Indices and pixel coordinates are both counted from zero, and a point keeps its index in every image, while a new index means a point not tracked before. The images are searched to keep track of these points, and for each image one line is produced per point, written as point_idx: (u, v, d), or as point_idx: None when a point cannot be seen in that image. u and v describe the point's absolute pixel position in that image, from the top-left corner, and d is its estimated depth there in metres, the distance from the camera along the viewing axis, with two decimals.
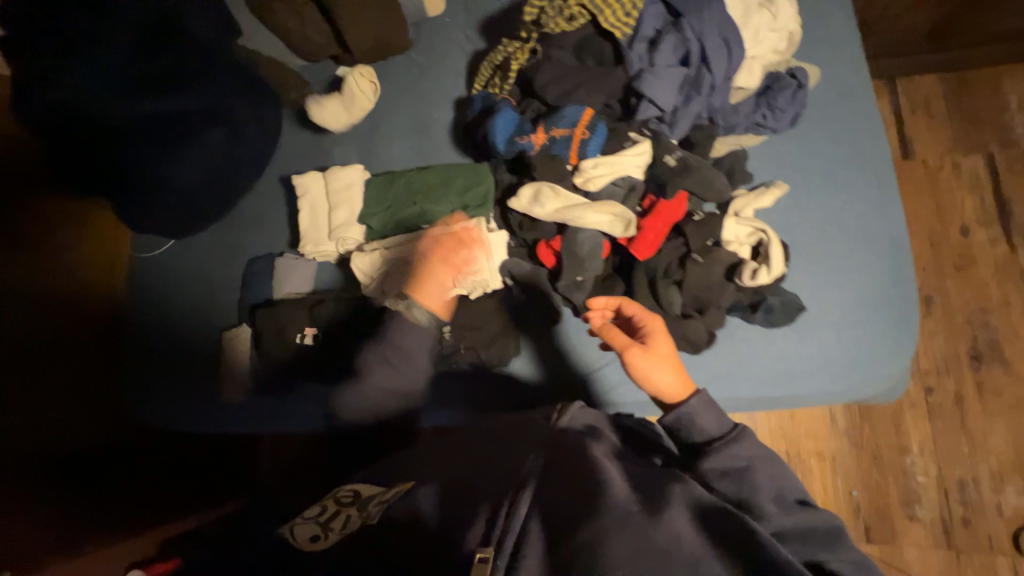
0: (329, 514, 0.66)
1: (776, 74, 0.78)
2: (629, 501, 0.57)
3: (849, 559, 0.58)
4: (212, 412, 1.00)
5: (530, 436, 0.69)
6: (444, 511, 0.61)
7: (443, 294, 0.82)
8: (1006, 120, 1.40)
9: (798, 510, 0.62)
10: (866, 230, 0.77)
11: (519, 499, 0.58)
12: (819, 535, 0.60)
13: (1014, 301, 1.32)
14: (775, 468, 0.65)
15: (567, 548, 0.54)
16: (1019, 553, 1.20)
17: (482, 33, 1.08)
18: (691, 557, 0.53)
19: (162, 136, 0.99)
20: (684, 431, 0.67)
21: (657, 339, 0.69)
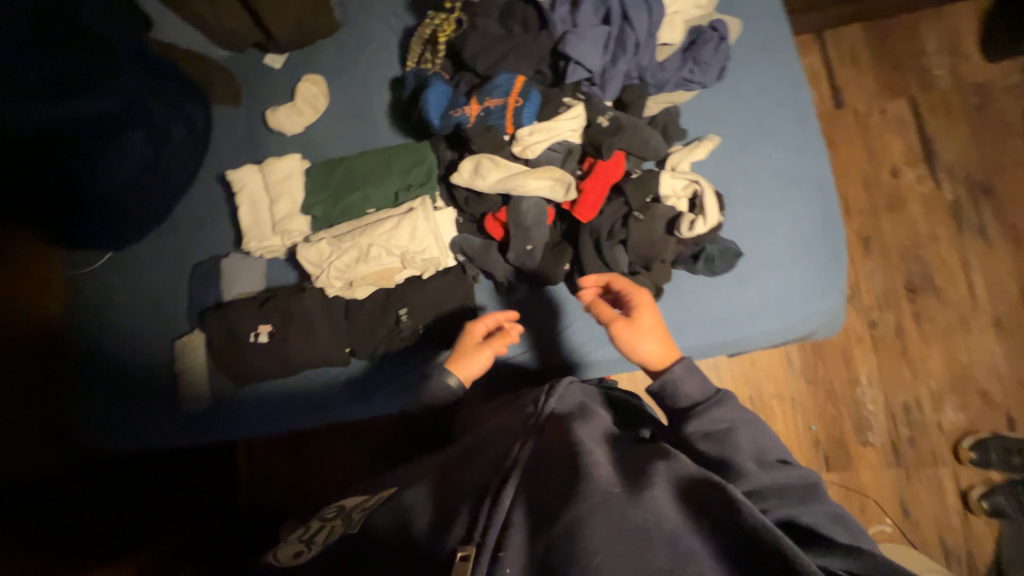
0: (314, 531, 0.68)
1: (699, 29, 0.80)
2: (609, 483, 0.54)
3: (828, 515, 0.56)
4: (174, 424, 0.97)
5: (516, 428, 0.67)
6: (435, 516, 0.58)
7: (477, 369, 0.77)
8: (926, 64, 1.48)
9: (778, 467, 0.60)
10: (794, 175, 0.81)
11: (501, 492, 0.54)
12: (798, 491, 0.58)
13: (942, 233, 1.41)
14: (757, 429, 0.64)
15: (544, 537, 0.49)
16: (959, 464, 1.31)
17: (410, 7, 1.04)
18: (670, 532, 0.48)
19: (80, 139, 0.92)
20: (670, 398, 0.66)
21: (641, 311, 0.70)
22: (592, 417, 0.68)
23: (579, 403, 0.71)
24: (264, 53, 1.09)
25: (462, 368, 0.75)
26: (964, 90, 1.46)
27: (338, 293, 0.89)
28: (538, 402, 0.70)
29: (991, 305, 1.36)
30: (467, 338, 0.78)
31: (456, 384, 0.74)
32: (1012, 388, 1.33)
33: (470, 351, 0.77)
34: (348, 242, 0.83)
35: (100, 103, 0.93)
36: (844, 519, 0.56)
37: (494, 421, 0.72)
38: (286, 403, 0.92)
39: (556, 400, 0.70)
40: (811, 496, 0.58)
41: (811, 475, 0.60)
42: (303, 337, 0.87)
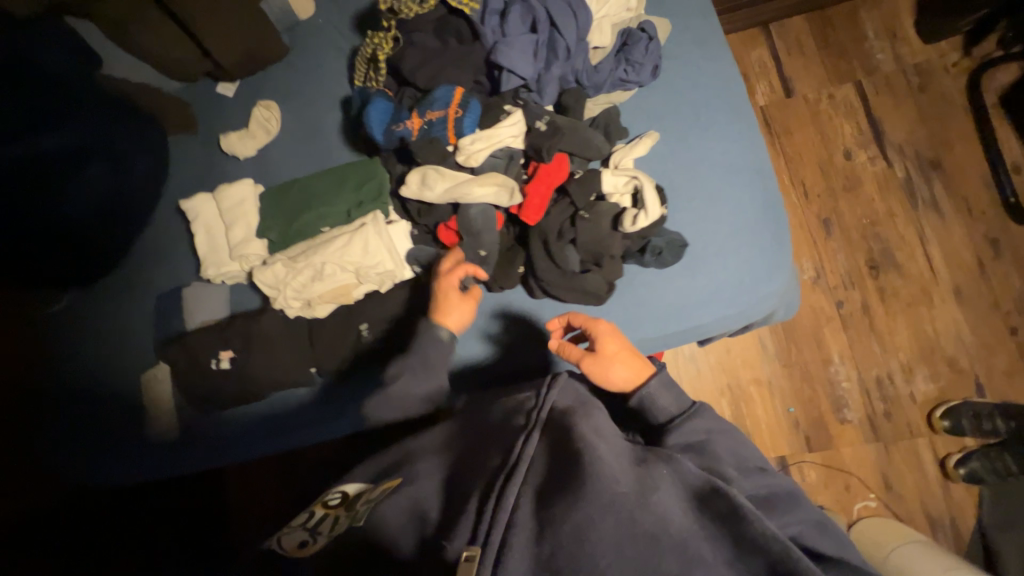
0: (318, 518, 0.69)
1: (628, 30, 0.83)
2: (617, 483, 0.56)
3: (807, 517, 0.63)
4: (146, 461, 0.95)
5: (517, 424, 0.68)
6: (445, 507, 0.60)
7: (464, 314, 0.79)
8: (868, 48, 1.53)
9: (758, 474, 0.67)
10: (733, 164, 0.83)
11: (506, 490, 0.57)
12: (780, 498, 0.64)
13: (897, 210, 1.45)
14: (732, 438, 0.70)
15: (551, 539, 0.52)
16: (934, 433, 1.33)
17: (356, 28, 1.06)
18: (677, 536, 0.53)
19: (38, 178, 0.91)
20: (650, 412, 0.72)
21: (605, 341, 0.74)
22: (591, 412, 0.68)
23: (579, 397, 0.72)
24: (216, 82, 1.10)
25: (452, 317, 0.77)
26: (907, 70, 1.51)
27: (298, 313, 0.89)
28: (539, 396, 0.71)
29: (950, 276, 1.40)
30: (445, 291, 0.78)
31: (449, 333, 0.77)
32: (978, 355, 1.36)
33: (453, 300, 0.78)
34: (302, 263, 0.83)
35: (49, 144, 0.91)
36: (821, 522, 0.63)
37: (496, 411, 0.74)
38: (257, 426, 0.92)
39: (556, 394, 0.71)
40: (790, 502, 0.64)
41: (787, 481, 0.67)
42: (265, 359, 0.88)
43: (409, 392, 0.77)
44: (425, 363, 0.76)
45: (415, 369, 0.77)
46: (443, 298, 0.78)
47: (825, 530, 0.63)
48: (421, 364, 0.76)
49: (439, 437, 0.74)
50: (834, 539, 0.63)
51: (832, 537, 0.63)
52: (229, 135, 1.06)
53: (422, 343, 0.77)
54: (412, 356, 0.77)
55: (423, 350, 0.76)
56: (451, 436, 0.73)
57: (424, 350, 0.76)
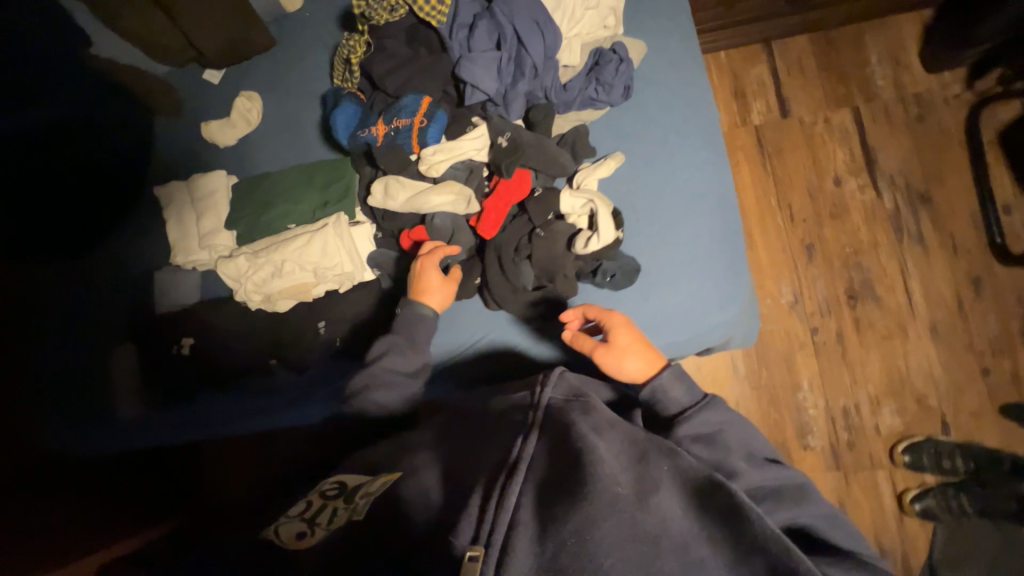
0: (315, 508, 0.65)
1: (600, 50, 0.82)
2: (616, 483, 0.55)
3: (818, 512, 0.62)
4: (111, 433, 0.99)
5: (515, 419, 0.67)
6: (446, 495, 0.60)
7: (447, 295, 0.80)
8: (869, 74, 1.50)
9: (767, 466, 0.66)
10: (696, 192, 0.83)
11: (507, 488, 0.56)
12: (788, 491, 0.64)
13: (882, 241, 1.44)
14: (743, 429, 0.70)
15: (553, 540, 0.51)
16: (895, 467, 1.34)
17: (342, 25, 1.07)
18: (679, 538, 0.53)
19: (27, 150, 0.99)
20: (660, 404, 0.70)
21: (618, 332, 0.73)
22: (591, 408, 0.66)
23: (574, 388, 0.70)
24: (202, 68, 1.11)
25: (437, 297, 0.79)
26: (906, 99, 1.48)
27: (260, 307, 0.91)
28: (534, 393, 0.69)
29: (927, 312, 1.39)
30: (424, 270, 0.78)
31: (434, 312, 0.79)
32: (947, 393, 1.36)
33: (435, 281, 0.79)
34: (263, 259, 0.85)
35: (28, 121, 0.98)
36: (830, 516, 0.63)
37: (497, 401, 0.73)
38: (213, 410, 0.95)
39: (551, 389, 0.69)
40: (798, 495, 0.64)
41: (796, 474, 0.66)
42: (223, 347, 0.93)
43: (393, 369, 0.78)
44: (412, 337, 0.78)
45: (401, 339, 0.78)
46: (421, 277, 0.79)
47: (834, 523, 0.62)
48: (406, 337, 0.78)
49: (432, 431, 0.74)
50: (845, 533, 0.62)
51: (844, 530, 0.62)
52: (210, 122, 1.07)
53: (406, 316, 0.79)
54: (398, 329, 0.79)
55: (408, 327, 0.78)
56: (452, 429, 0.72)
57: (410, 326, 0.78)
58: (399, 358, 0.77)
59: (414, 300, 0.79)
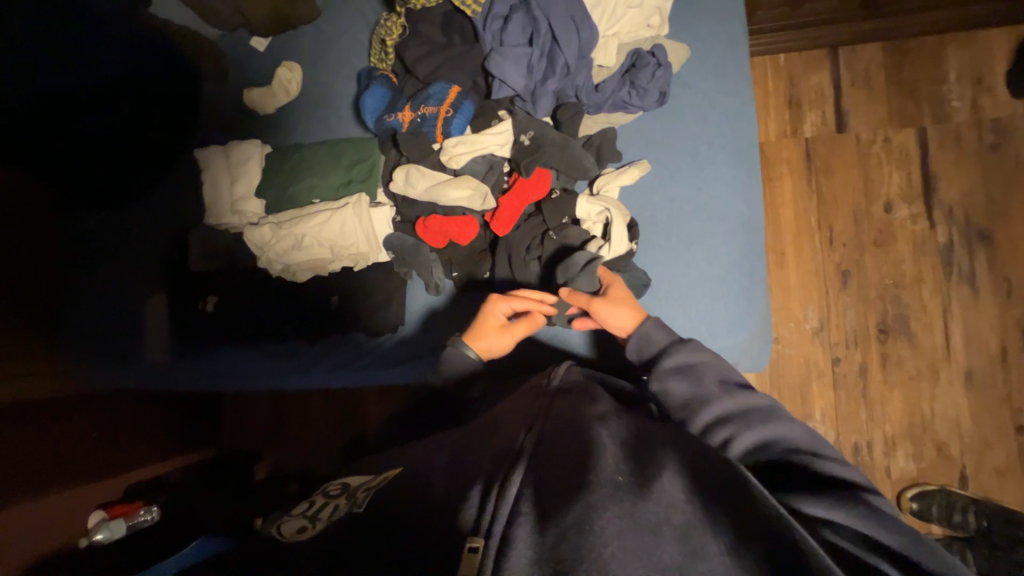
0: (318, 507, 0.65)
1: (637, 51, 0.79)
2: (616, 472, 0.56)
3: (790, 427, 0.63)
4: (141, 375, 1.07)
5: (529, 401, 0.70)
6: (449, 483, 0.60)
7: (496, 345, 0.78)
8: (944, 93, 1.38)
9: (742, 389, 0.67)
10: (720, 210, 0.80)
11: (510, 477, 0.56)
12: (758, 409, 0.65)
13: (927, 276, 1.34)
14: (718, 361, 0.70)
15: (553, 531, 0.51)
16: (900, 512, 1.28)
17: (385, 1, 1.06)
18: (681, 526, 0.51)
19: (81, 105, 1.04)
20: (640, 345, 0.72)
21: (614, 287, 0.75)
22: (596, 396, 0.69)
23: (582, 378, 0.74)
24: (249, 34, 1.14)
25: (481, 344, 0.77)
26: (982, 124, 1.35)
27: (281, 275, 0.95)
28: (547, 376, 0.74)
29: (965, 357, 1.31)
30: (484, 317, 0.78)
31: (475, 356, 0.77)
32: (971, 445, 1.28)
33: (489, 328, 0.78)
34: (285, 231, 0.88)
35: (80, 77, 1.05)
36: (802, 431, 0.63)
37: (510, 395, 0.74)
38: (229, 366, 1.02)
39: (562, 375, 0.74)
40: (769, 414, 0.65)
41: (767, 396, 0.67)
42: (240, 309, 0.99)
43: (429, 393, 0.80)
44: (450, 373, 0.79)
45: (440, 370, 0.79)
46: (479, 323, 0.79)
47: (811, 435, 0.64)
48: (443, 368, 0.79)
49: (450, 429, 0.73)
50: (818, 445, 0.63)
51: (816, 444, 0.63)
52: (252, 89, 1.10)
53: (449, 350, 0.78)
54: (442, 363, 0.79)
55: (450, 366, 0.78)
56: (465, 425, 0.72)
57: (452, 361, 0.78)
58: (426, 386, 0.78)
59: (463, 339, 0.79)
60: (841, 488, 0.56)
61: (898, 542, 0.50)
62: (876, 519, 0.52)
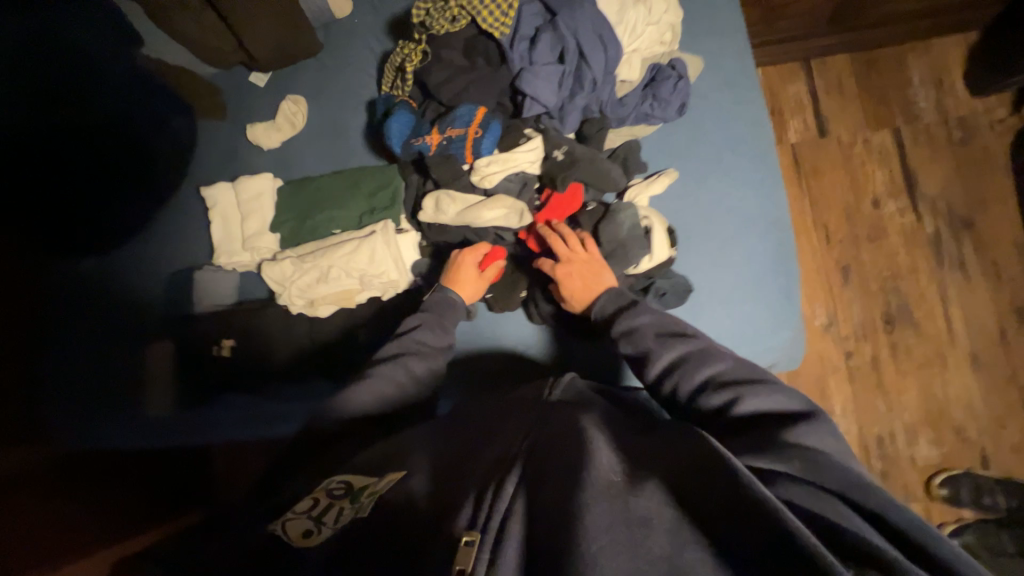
0: (323, 507, 0.60)
1: (657, 66, 0.82)
2: (610, 471, 0.50)
3: (738, 371, 0.59)
4: (140, 434, 0.99)
5: (517, 413, 0.64)
6: (439, 497, 0.55)
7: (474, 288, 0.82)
8: (912, 96, 1.48)
9: (685, 339, 0.64)
10: (749, 212, 0.82)
11: (504, 484, 0.51)
12: (698, 355, 0.62)
13: (921, 265, 1.40)
14: (666, 317, 0.69)
15: (551, 533, 0.45)
16: (930, 500, 1.29)
17: (389, 32, 1.07)
18: (672, 524, 0.44)
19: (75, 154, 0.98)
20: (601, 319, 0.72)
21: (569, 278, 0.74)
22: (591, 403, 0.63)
23: (584, 393, 0.66)
24: (249, 70, 1.12)
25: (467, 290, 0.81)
26: (949, 123, 1.46)
27: (301, 311, 0.92)
28: (540, 391, 0.67)
29: (967, 340, 1.36)
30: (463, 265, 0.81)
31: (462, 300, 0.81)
32: (986, 425, 1.32)
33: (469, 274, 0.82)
34: (310, 263, 0.85)
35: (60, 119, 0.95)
36: (753, 372, 0.59)
37: (497, 403, 0.70)
38: (239, 411, 0.95)
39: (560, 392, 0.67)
40: (711, 356, 0.62)
41: (712, 344, 0.64)
42: (265, 350, 0.94)
43: (423, 342, 0.78)
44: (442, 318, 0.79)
45: (431, 326, 0.78)
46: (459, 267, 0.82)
47: (762, 375, 0.59)
48: (437, 321, 0.79)
49: (433, 426, 0.69)
50: (767, 383, 0.58)
51: (766, 381, 0.58)
52: (255, 125, 1.07)
53: (442, 298, 0.80)
54: (428, 308, 0.80)
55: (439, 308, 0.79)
56: (455, 433, 0.67)
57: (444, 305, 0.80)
58: (423, 363, 0.76)
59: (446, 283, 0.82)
60: (777, 438, 0.51)
61: (838, 481, 0.45)
62: (813, 459, 0.47)
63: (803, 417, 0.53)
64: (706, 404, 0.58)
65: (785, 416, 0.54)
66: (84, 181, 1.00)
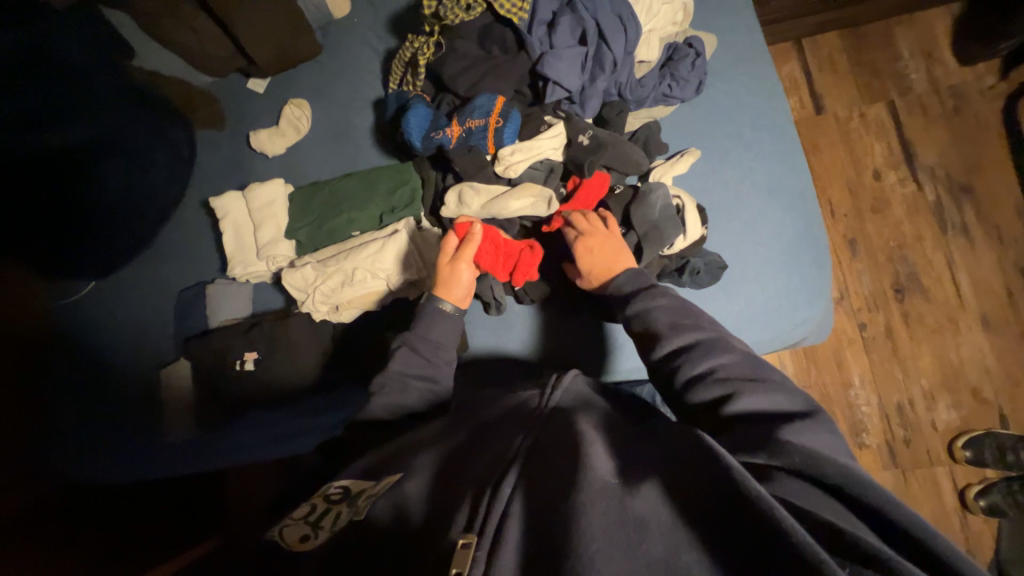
0: (320, 512, 0.57)
1: (675, 45, 0.82)
2: (607, 473, 0.49)
3: (747, 368, 0.57)
4: (154, 458, 0.91)
5: (515, 419, 0.61)
6: (436, 503, 0.53)
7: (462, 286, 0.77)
8: (903, 67, 1.51)
9: (697, 328, 0.62)
10: (774, 186, 0.82)
11: (501, 485, 0.50)
12: (710, 344, 0.60)
13: (925, 233, 1.43)
14: (681, 304, 0.67)
15: (541, 531, 0.46)
16: (954, 463, 1.31)
17: (391, 30, 1.05)
18: (668, 524, 0.43)
19: (67, 172, 0.92)
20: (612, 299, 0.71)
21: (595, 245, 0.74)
22: (594, 409, 0.61)
23: (584, 395, 0.65)
24: (247, 77, 1.10)
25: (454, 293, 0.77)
26: (941, 92, 1.49)
27: (325, 317, 0.91)
28: (542, 394, 0.64)
29: (976, 303, 1.38)
30: (456, 267, 0.77)
31: (455, 309, 0.77)
32: (1002, 385, 1.34)
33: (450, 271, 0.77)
34: (333, 267, 0.85)
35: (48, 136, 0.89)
36: (762, 370, 0.57)
37: (496, 407, 0.67)
38: (260, 431, 0.89)
39: (561, 393, 0.63)
40: (717, 344, 0.60)
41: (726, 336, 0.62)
42: (289, 360, 0.91)
43: (405, 369, 0.74)
44: (426, 335, 0.75)
45: (421, 349, 0.75)
46: (447, 270, 0.77)
47: (768, 373, 0.57)
48: (425, 343, 0.75)
49: (436, 430, 0.67)
50: (770, 381, 0.56)
51: (769, 378, 0.56)
52: (258, 131, 1.04)
53: (428, 317, 0.76)
54: (414, 332, 0.76)
55: (423, 324, 0.76)
56: (457, 438, 0.64)
57: (429, 322, 0.76)
58: (424, 389, 0.73)
59: (435, 295, 0.77)
60: (771, 433, 0.49)
61: (839, 478, 0.44)
62: (808, 458, 0.46)
63: (803, 419, 0.51)
64: (704, 395, 0.57)
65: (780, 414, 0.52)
66: (79, 200, 0.93)
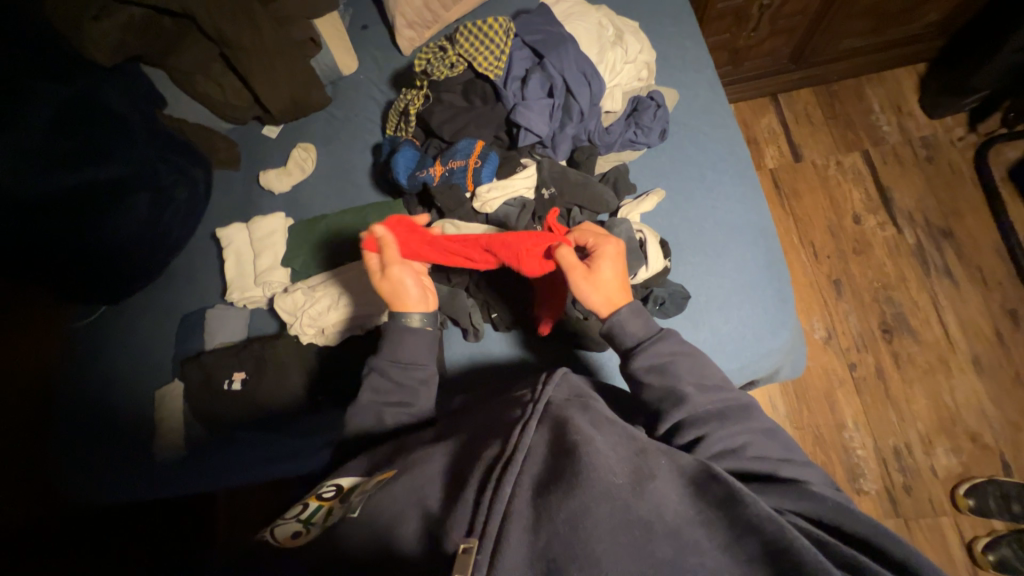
0: (313, 510, 0.66)
1: (638, 98, 0.92)
2: (612, 473, 0.52)
3: (762, 429, 0.65)
4: (147, 478, 0.95)
5: (512, 415, 0.64)
6: (442, 500, 0.56)
7: (417, 293, 0.78)
8: (874, 120, 1.60)
9: (718, 391, 0.66)
10: (737, 223, 0.87)
11: (501, 480, 0.52)
12: (732, 411, 0.65)
13: (910, 276, 1.45)
14: (696, 360, 0.68)
15: (546, 529, 0.48)
16: (959, 513, 1.25)
17: (392, 84, 1.18)
18: (672, 526, 0.48)
19: (96, 205, 1.02)
20: (617, 339, 0.70)
21: (600, 264, 0.71)
22: (589, 404, 0.64)
23: (576, 390, 0.67)
24: (262, 124, 1.21)
25: (413, 300, 0.78)
26: (913, 142, 1.57)
27: (312, 340, 0.97)
28: (535, 388, 0.66)
29: (967, 346, 1.38)
30: (398, 276, 0.77)
31: (426, 317, 0.77)
32: (1002, 430, 1.30)
33: (395, 285, 0.77)
34: (320, 292, 0.95)
35: (93, 174, 1.01)
36: (772, 432, 0.65)
37: (495, 407, 0.70)
38: (245, 451, 0.93)
39: (553, 387, 0.66)
40: (743, 416, 0.65)
41: (741, 396, 0.67)
42: (275, 381, 0.95)
43: (377, 398, 0.75)
44: (398, 351, 0.76)
45: (389, 371, 0.75)
46: (387, 283, 0.78)
47: (773, 435, 0.65)
48: (393, 362, 0.75)
49: (434, 433, 0.71)
50: (787, 453, 0.64)
51: (785, 453, 0.64)
52: (267, 171, 1.14)
53: (395, 336, 0.76)
54: (381, 354, 0.76)
55: (394, 337, 0.76)
56: (459, 436, 0.66)
57: (401, 339, 0.76)
58: (398, 413, 0.75)
59: (396, 312, 0.77)
60: (798, 486, 0.58)
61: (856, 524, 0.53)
62: (839, 509, 0.55)
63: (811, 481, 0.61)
64: (730, 463, 0.61)
65: (804, 482, 0.60)
66: (105, 230, 1.04)
